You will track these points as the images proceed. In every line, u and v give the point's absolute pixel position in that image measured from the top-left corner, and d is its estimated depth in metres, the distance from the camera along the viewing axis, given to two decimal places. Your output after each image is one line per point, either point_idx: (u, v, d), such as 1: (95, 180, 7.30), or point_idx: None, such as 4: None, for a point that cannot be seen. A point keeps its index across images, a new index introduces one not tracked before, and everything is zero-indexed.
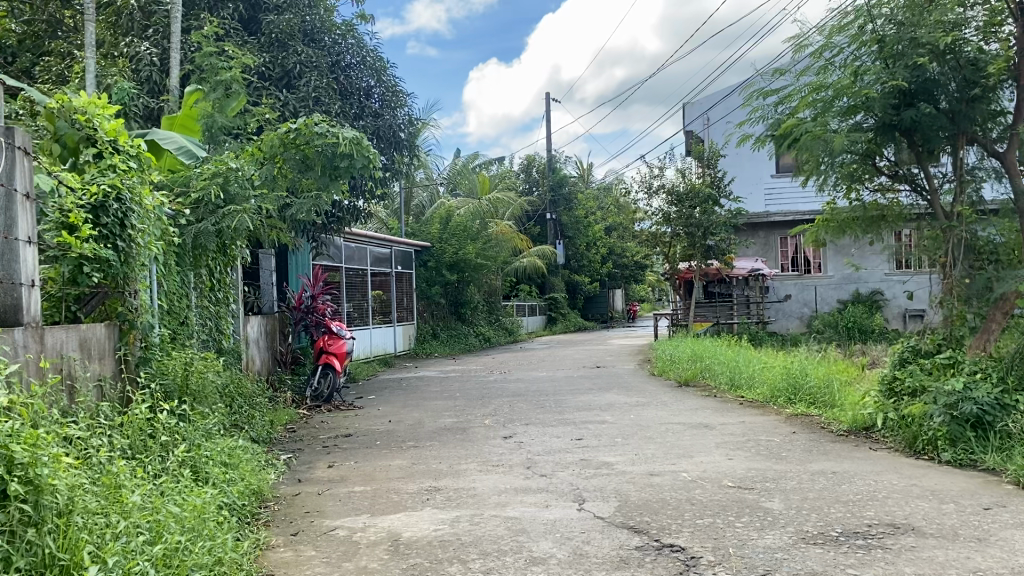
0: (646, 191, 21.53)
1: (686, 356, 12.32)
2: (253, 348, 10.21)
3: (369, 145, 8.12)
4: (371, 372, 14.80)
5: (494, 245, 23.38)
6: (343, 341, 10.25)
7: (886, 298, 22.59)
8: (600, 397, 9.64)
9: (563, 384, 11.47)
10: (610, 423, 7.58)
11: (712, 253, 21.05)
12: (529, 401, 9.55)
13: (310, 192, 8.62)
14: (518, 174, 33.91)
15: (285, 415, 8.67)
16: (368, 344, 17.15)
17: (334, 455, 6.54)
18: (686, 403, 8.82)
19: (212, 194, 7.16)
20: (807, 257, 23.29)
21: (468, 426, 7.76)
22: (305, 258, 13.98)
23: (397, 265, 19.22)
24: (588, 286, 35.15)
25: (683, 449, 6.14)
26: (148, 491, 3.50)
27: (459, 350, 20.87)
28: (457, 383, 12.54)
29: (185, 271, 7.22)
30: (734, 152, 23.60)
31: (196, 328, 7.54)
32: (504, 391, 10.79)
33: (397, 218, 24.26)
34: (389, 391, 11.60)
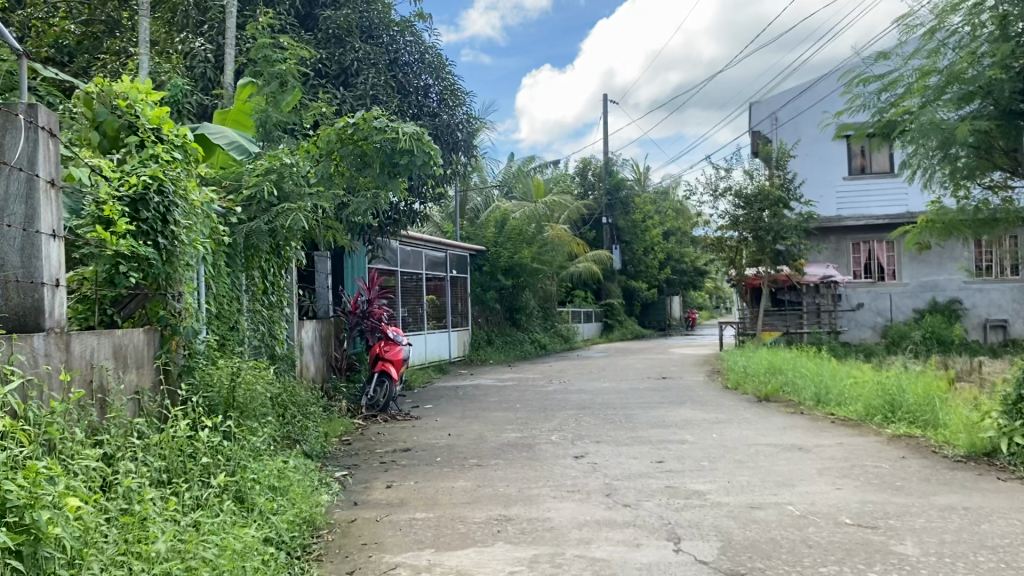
0: (711, 194, 20.72)
1: (762, 368, 11.56)
2: (308, 354, 9.80)
3: (431, 142, 7.52)
4: (427, 379, 14.34)
5: (552, 249, 22.79)
6: (400, 347, 9.70)
7: (965, 308, 21.54)
8: (674, 412, 8.97)
9: (630, 396, 10.81)
10: (691, 443, 6.92)
11: (781, 257, 20.29)
12: (597, 415, 8.93)
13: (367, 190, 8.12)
14: (574, 178, 33.27)
15: (341, 426, 8.20)
16: (423, 350, 16.70)
17: (392, 474, 6.01)
18: (770, 421, 8.10)
19: (265, 191, 6.70)
20: (880, 263, 22.28)
21: (534, 443, 7.18)
22: (362, 261, 13.58)
23: (453, 270, 18.77)
24: (645, 293, 34.31)
25: (780, 476, 5.46)
26: (180, 528, 3.02)
27: (515, 357, 20.31)
28: (517, 392, 11.98)
29: (236, 272, 6.79)
30: (803, 153, 22.57)
31: (249, 333, 7.11)
32: (568, 403, 10.18)
33: (452, 222, 23.85)
34: (447, 401, 11.09)
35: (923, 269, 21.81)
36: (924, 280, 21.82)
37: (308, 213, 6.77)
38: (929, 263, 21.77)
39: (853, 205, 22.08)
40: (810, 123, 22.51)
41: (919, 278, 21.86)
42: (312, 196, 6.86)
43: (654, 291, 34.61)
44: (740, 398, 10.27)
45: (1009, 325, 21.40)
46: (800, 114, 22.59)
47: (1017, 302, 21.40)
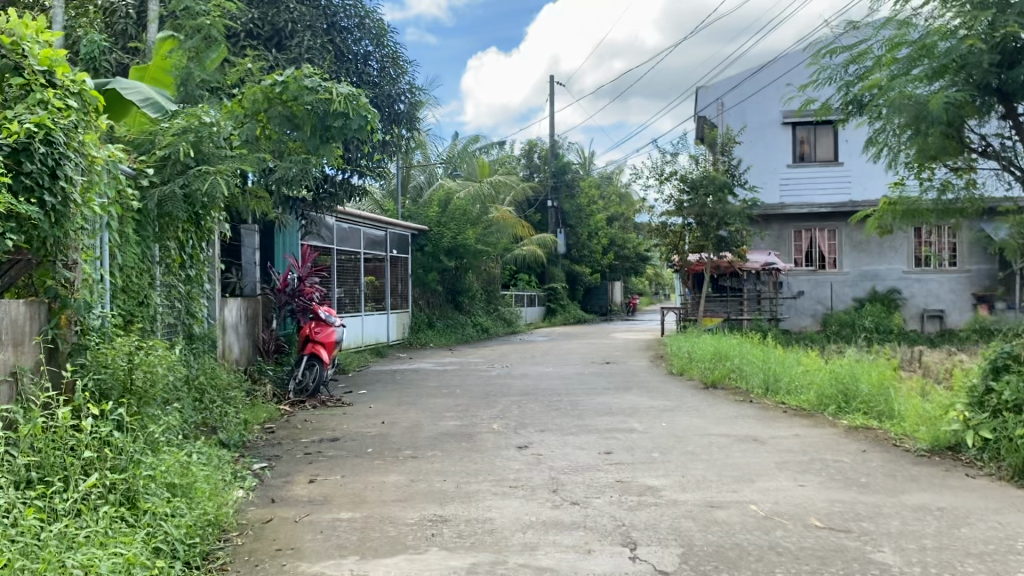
0: (657, 178, 20.45)
1: (708, 353, 11.27)
2: (232, 334, 9.20)
3: (368, 104, 6.90)
4: (364, 362, 13.76)
5: (496, 231, 22.28)
6: (332, 329, 9.11)
7: (904, 298, 21.81)
8: (621, 399, 8.58)
9: (575, 381, 10.41)
10: (640, 432, 6.54)
11: (725, 244, 20.14)
12: (540, 402, 8.49)
13: (297, 155, 7.55)
14: (519, 159, 32.75)
15: (264, 412, 7.64)
16: (359, 332, 16.07)
17: (318, 466, 5.48)
18: (720, 409, 7.77)
19: (181, 152, 6.10)
20: (822, 252, 22.38)
21: (475, 431, 6.70)
22: (294, 237, 12.93)
23: (393, 249, 18.15)
24: (589, 277, 34.07)
25: (738, 471, 5.09)
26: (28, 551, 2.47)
27: (457, 340, 19.77)
28: (457, 377, 11.48)
29: (148, 242, 6.18)
30: (751, 139, 22.46)
31: (161, 310, 6.50)
32: (509, 388, 9.73)
33: (393, 200, 23.13)
34: (383, 385, 10.55)
35: (864, 258, 22.02)
36: (865, 269, 22.01)
37: (229, 178, 6.21)
38: (871, 253, 21.99)
39: (796, 193, 22.07)
40: (757, 109, 22.36)
41: (859, 268, 22.05)
42: (235, 159, 6.29)
43: (597, 275, 34.40)
44: (688, 384, 9.96)
45: (946, 315, 21.68)
46: (747, 99, 22.41)
47: (954, 293, 21.68)
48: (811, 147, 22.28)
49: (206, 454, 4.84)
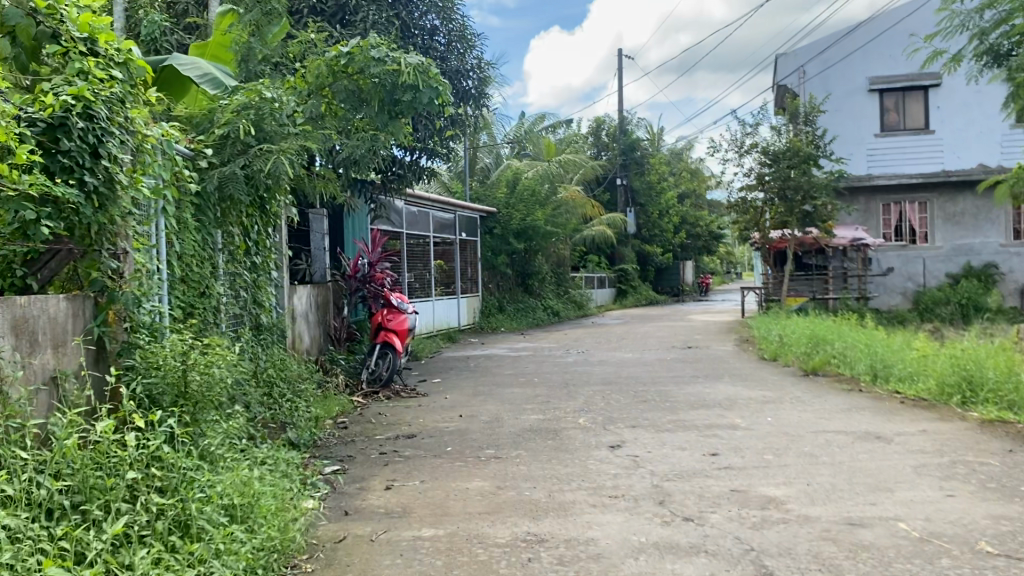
0: (736, 151, 19.57)
1: (804, 337, 10.48)
2: (302, 323, 8.86)
3: (440, 74, 6.40)
4: (435, 349, 13.35)
5: (565, 211, 21.67)
6: (405, 317, 8.68)
7: (1002, 273, 20.53)
8: (714, 389, 7.93)
9: (659, 369, 9.79)
10: (745, 429, 5.90)
11: (809, 219, 19.17)
12: (626, 393, 7.89)
13: (365, 133, 7.08)
14: (587, 137, 31.99)
15: (336, 406, 7.28)
16: (430, 318, 15.69)
17: (394, 468, 5.01)
18: (828, 401, 7.06)
19: (241, 131, 5.67)
20: (912, 226, 21.12)
21: (561, 427, 6.16)
22: (363, 219, 12.54)
23: (462, 232, 17.69)
24: (660, 257, 33.19)
25: (871, 478, 4.42)
26: None
27: (528, 325, 19.27)
28: (534, 365, 10.96)
29: (209, 229, 5.78)
30: (834, 107, 21.29)
31: (225, 300, 6.13)
32: (591, 377, 9.17)
33: (460, 182, 22.71)
34: (458, 374, 10.09)
35: (957, 232, 20.74)
36: (958, 243, 20.74)
37: (291, 158, 5.77)
38: (965, 226, 20.70)
39: (883, 163, 20.88)
40: (841, 77, 21.19)
41: (951, 242, 20.78)
42: (300, 139, 5.85)
43: (669, 255, 33.48)
44: (784, 371, 9.23)
45: None
46: (831, 67, 21.24)
47: None
48: (900, 115, 21.04)
49: (273, 460, 4.41)
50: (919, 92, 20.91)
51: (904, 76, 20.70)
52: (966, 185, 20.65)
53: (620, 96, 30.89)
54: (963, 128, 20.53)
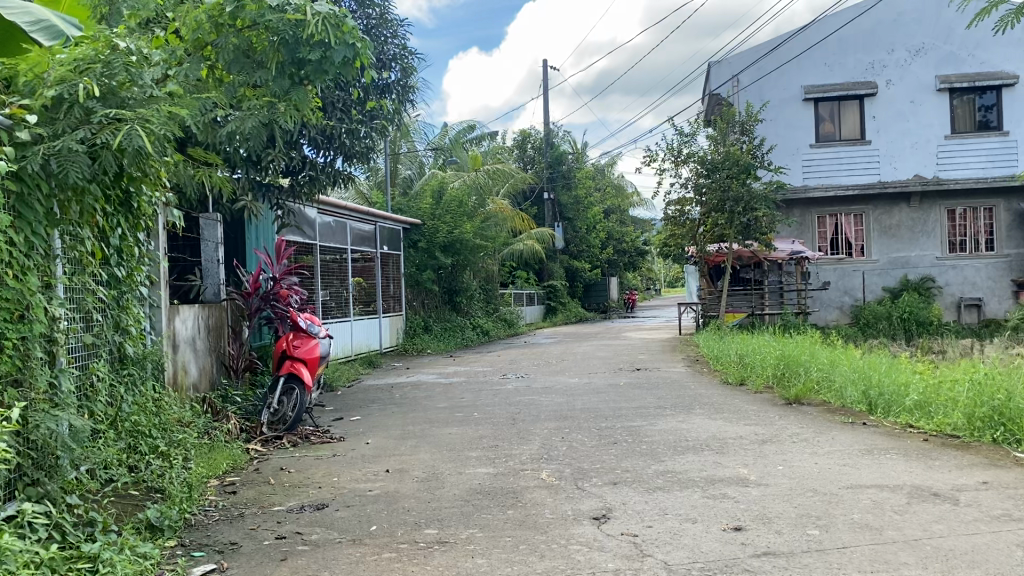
0: (672, 159, 18.59)
1: (772, 359, 9.37)
2: (189, 351, 7.25)
3: (357, 28, 4.84)
4: (353, 376, 11.76)
5: (493, 224, 20.33)
6: (316, 343, 7.13)
7: (939, 286, 20.13)
8: (693, 425, 6.61)
9: (615, 399, 8.44)
10: (759, 483, 4.60)
11: (748, 231, 18.11)
12: (588, 432, 6.50)
13: (259, 103, 5.56)
14: (512, 151, 30.90)
15: (225, 459, 5.74)
16: (347, 340, 14.08)
17: (295, 567, 3.48)
18: (836, 439, 5.83)
19: (82, 90, 4.06)
20: (848, 239, 20.59)
21: (521, 487, 4.72)
22: (268, 229, 10.90)
23: (383, 245, 16.14)
24: (588, 273, 32.17)
25: (977, 570, 3.14)
26: None
27: (456, 345, 17.78)
28: (470, 394, 9.52)
29: (38, 229, 4.15)
30: (772, 117, 20.53)
31: (67, 328, 4.55)
32: (540, 410, 7.76)
33: (380, 192, 21.15)
34: (381, 408, 8.56)
35: (893, 245, 20.28)
36: (895, 256, 20.28)
37: (156, 133, 4.24)
38: (901, 239, 20.27)
39: (820, 174, 20.26)
40: (777, 85, 20.50)
41: (888, 255, 20.31)
42: (171, 109, 4.34)
43: (597, 271, 32.53)
44: (761, 399, 8.00)
45: (983, 304, 20.10)
46: (766, 75, 20.50)
47: (991, 280, 20.12)
48: (835, 125, 20.49)
49: None
50: (855, 101, 20.41)
51: (839, 85, 20.17)
52: (901, 197, 20.21)
53: (546, 108, 29.88)
54: (899, 139, 20.08)
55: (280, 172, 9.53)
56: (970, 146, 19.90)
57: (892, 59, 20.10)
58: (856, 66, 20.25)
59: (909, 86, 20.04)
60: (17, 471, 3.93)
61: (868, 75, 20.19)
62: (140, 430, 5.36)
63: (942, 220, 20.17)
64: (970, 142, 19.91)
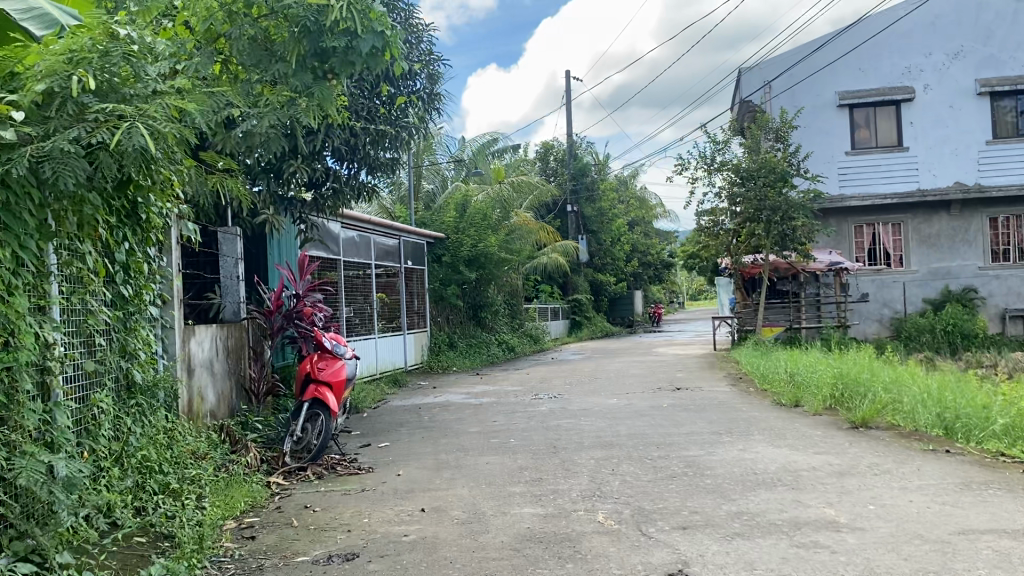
0: (705, 167, 18.03)
1: (827, 379, 8.72)
2: (206, 376, 6.73)
3: (386, 14, 4.34)
4: (378, 398, 11.20)
5: (519, 236, 19.81)
6: (341, 365, 6.59)
7: (982, 297, 19.34)
8: (755, 455, 5.99)
9: (662, 423, 7.83)
10: (855, 528, 3.98)
11: (785, 241, 17.44)
12: (640, 463, 5.90)
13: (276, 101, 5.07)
14: (534, 163, 30.44)
15: (244, 496, 5.24)
16: (371, 359, 13.56)
17: None
18: (924, 471, 5.19)
19: (76, 84, 3.57)
20: (886, 249, 19.85)
21: (577, 534, 4.12)
22: (291, 243, 10.41)
23: (406, 260, 15.64)
24: (613, 287, 31.58)
25: None
26: None
27: (482, 363, 17.22)
28: (503, 417, 8.94)
29: (26, 242, 3.66)
30: (806, 124, 19.89)
31: (63, 357, 4.05)
32: (582, 437, 7.17)
33: (403, 206, 20.73)
34: (409, 434, 7.99)
35: (934, 255, 19.52)
36: (935, 267, 19.51)
37: (161, 131, 3.73)
38: (942, 248, 19.51)
39: (857, 182, 19.57)
40: (811, 91, 19.88)
41: (929, 265, 19.54)
42: (177, 104, 3.84)
43: (622, 284, 31.94)
44: (822, 423, 7.34)
45: None
46: (799, 81, 19.87)
47: None
48: (871, 131, 19.82)
49: None
50: (891, 107, 19.73)
51: (875, 90, 19.51)
52: (941, 206, 19.47)
53: (569, 119, 29.44)
54: (939, 145, 19.36)
55: (303, 185, 9.07)
56: (1013, 151, 19.13)
57: (930, 63, 19.41)
58: (892, 70, 19.57)
59: (948, 90, 19.33)
60: (2, 522, 3.41)
61: (904, 80, 19.50)
62: (149, 465, 4.90)
63: (984, 229, 19.40)
64: (1013, 147, 19.12)
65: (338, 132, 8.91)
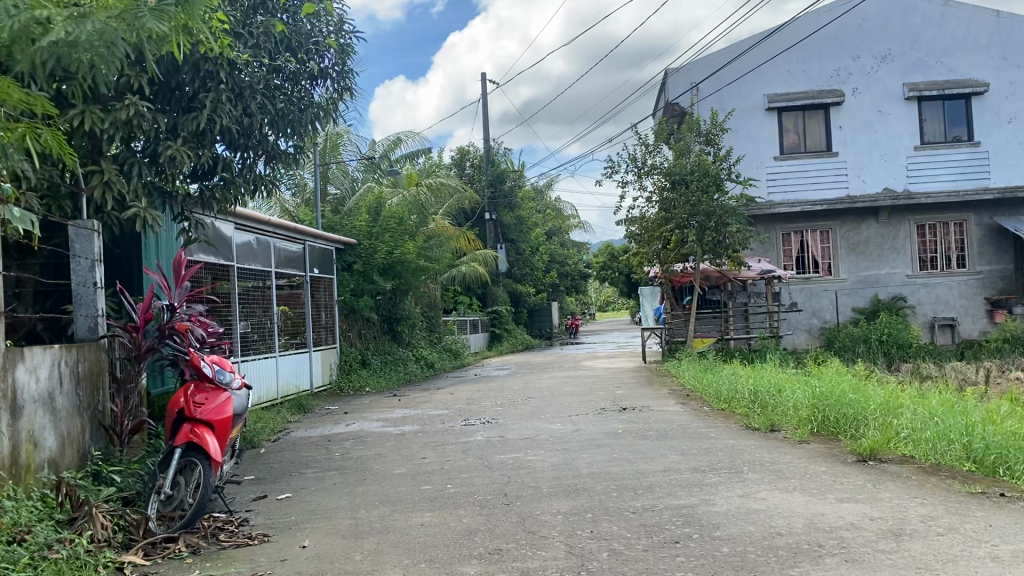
0: (634, 170, 16.97)
1: (805, 401, 7.60)
2: (43, 415, 5.05)
3: None
4: (278, 427, 9.52)
5: (437, 243, 18.31)
6: (226, 398, 5.06)
7: (911, 305, 18.93)
8: (767, 505, 4.74)
9: (628, 457, 6.51)
10: None
11: (720, 248, 16.50)
12: (625, 522, 4.54)
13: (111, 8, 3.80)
14: (449, 169, 29.02)
15: None
16: (271, 380, 11.84)
17: None
18: (996, 528, 4.02)
19: None
20: (815, 257, 19.23)
21: None
22: (171, 243, 8.69)
23: (312, 268, 13.97)
24: (532, 298, 30.41)
25: None
26: None
27: (399, 381, 15.64)
28: (430, 451, 7.46)
29: None
30: (734, 127, 19.08)
31: None
32: (537, 480, 5.77)
33: (308, 208, 18.95)
34: (315, 477, 6.43)
35: (863, 263, 19.02)
36: (864, 275, 19.02)
37: None
38: (870, 256, 19.03)
39: (787, 189, 18.91)
40: (739, 94, 19.12)
41: (857, 274, 19.04)
42: None
43: (541, 296, 30.80)
44: (820, 455, 6.18)
45: (958, 324, 18.94)
46: (727, 84, 19.11)
47: (965, 298, 18.95)
48: (800, 136, 19.20)
49: None
50: (820, 111, 19.16)
51: (803, 93, 18.91)
52: (870, 213, 19.01)
53: (485, 123, 28.14)
54: (868, 150, 18.88)
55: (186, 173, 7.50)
56: (941, 157, 18.82)
57: (858, 66, 18.94)
58: (821, 72, 19.00)
59: (877, 94, 18.90)
60: None
61: (833, 83, 18.96)
62: None
63: (912, 236, 19.02)
64: (941, 153, 18.81)
65: (228, 110, 7.36)
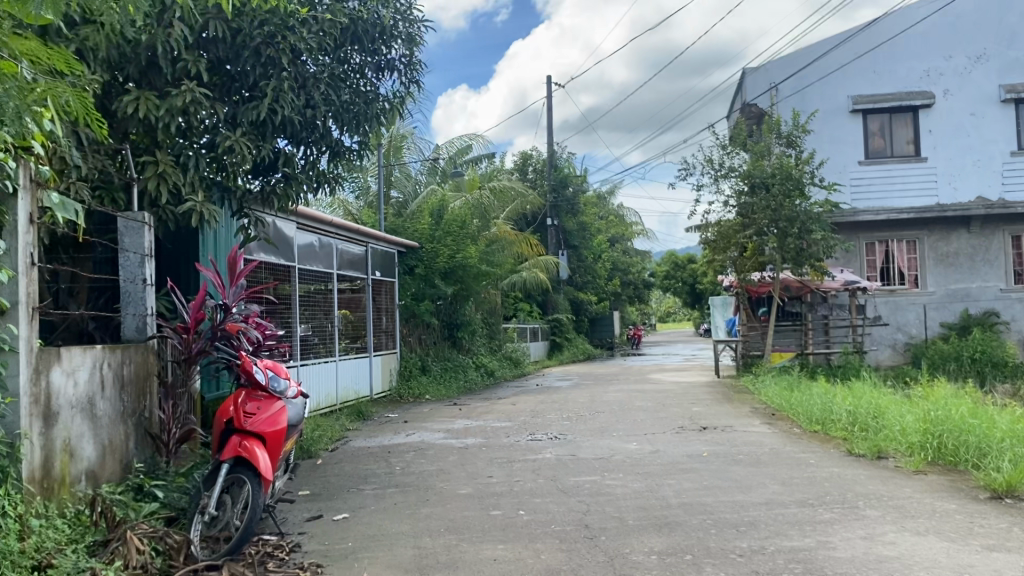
0: (710, 174, 16.16)
1: (914, 425, 6.79)
2: (82, 422, 4.61)
3: None
4: (336, 436, 9.04)
5: (501, 248, 17.79)
6: (279, 407, 4.54)
7: (1005, 321, 17.66)
8: (901, 552, 4.01)
9: (720, 485, 5.81)
10: None
11: (801, 257, 15.59)
12: (734, 568, 3.87)
13: None
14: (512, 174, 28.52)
15: None
16: (331, 385, 11.41)
17: None
18: None
19: None
20: (901, 268, 18.11)
21: None
22: (229, 239, 8.31)
23: (375, 271, 13.56)
24: (594, 306, 29.70)
25: None
26: None
27: (460, 389, 15.13)
28: (497, 469, 6.86)
29: None
30: (816, 131, 18.12)
31: None
32: (621, 510, 5.11)
33: (371, 211, 18.62)
34: (373, 495, 5.88)
35: (953, 275, 17.82)
36: (953, 288, 17.80)
37: None
38: (960, 268, 17.83)
39: (871, 196, 17.87)
40: (821, 96, 18.16)
41: (947, 286, 17.82)
42: None
43: (603, 304, 30.06)
44: (945, 489, 5.39)
45: None
46: (808, 85, 18.18)
47: None
48: (886, 140, 18.14)
49: None
50: (907, 114, 18.09)
51: (890, 95, 17.86)
52: (961, 222, 17.83)
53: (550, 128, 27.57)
54: (960, 155, 17.74)
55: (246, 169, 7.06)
56: None
57: (950, 66, 17.81)
58: (909, 73, 17.93)
59: (970, 96, 17.74)
60: None
61: (923, 84, 17.87)
62: None
63: (1007, 247, 17.78)
64: None
65: (290, 99, 6.91)
